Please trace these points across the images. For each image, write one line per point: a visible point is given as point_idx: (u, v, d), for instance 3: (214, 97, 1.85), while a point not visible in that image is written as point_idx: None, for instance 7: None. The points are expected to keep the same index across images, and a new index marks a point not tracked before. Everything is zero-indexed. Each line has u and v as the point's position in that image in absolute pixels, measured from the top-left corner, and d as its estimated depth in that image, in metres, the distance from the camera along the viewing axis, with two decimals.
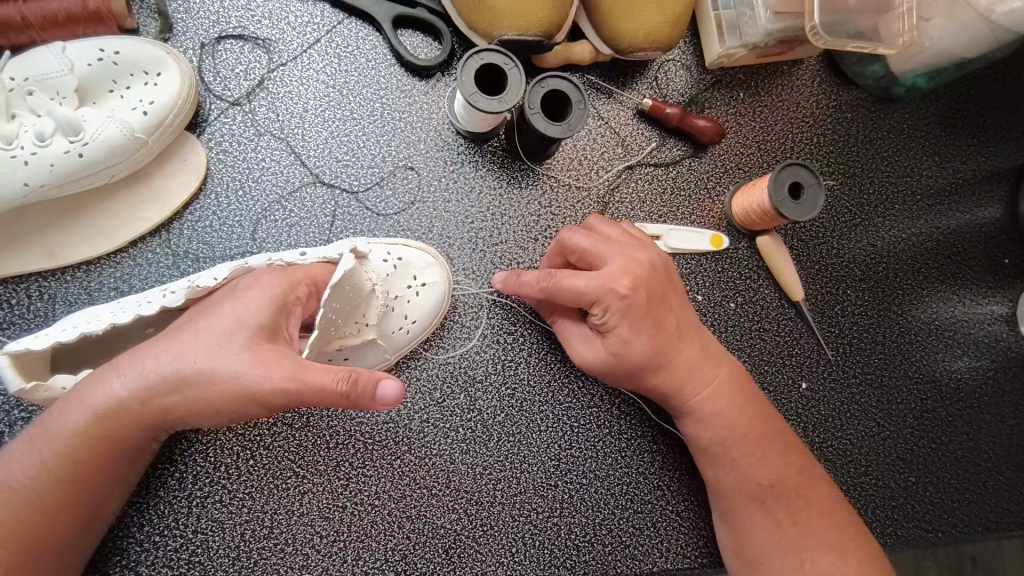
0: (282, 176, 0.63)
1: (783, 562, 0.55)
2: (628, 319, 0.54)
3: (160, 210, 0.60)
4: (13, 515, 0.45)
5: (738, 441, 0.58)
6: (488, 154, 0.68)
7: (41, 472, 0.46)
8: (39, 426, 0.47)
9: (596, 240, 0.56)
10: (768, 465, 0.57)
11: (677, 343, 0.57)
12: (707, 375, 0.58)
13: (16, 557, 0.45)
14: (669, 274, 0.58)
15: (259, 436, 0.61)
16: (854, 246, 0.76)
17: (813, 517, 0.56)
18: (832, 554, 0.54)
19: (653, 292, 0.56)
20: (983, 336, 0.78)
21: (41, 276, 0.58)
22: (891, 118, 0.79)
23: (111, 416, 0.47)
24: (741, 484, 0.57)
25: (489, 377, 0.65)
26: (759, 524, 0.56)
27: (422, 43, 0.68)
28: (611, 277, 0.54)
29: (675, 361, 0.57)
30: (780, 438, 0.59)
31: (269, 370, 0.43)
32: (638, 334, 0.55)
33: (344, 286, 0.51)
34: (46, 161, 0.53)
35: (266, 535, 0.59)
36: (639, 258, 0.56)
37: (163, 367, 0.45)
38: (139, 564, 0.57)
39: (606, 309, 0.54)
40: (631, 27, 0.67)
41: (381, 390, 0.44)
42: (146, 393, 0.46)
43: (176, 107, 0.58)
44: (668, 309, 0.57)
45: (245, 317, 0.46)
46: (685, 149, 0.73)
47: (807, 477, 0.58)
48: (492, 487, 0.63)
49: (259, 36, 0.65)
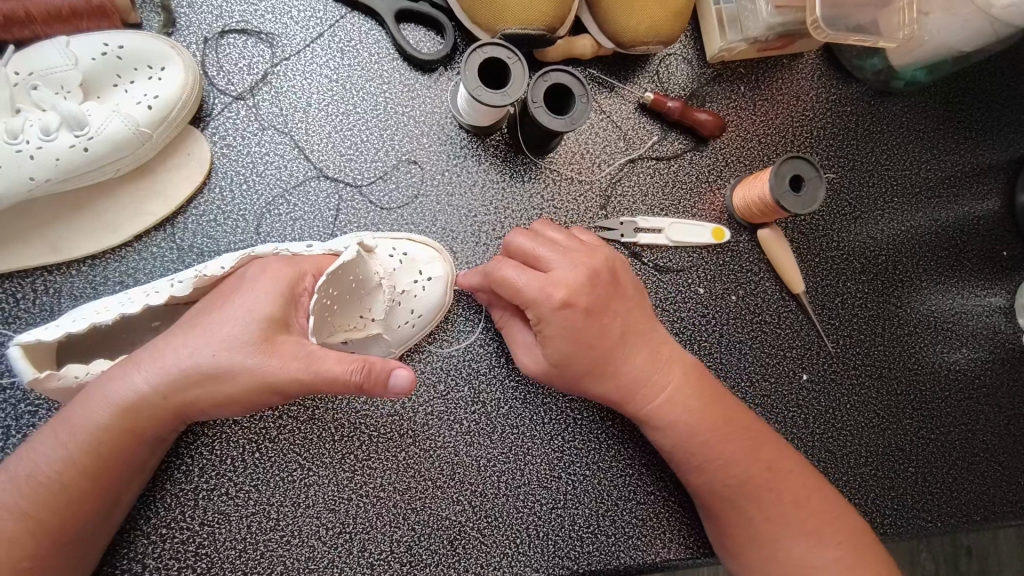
0: (286, 170, 0.64)
1: (757, 553, 0.55)
2: (566, 327, 0.55)
3: (164, 205, 0.60)
4: (38, 503, 0.45)
5: (701, 446, 0.57)
6: (491, 148, 0.69)
7: (64, 464, 0.46)
8: (62, 419, 0.47)
9: (538, 247, 0.58)
10: (734, 466, 0.57)
11: (623, 348, 0.57)
12: (659, 381, 0.58)
13: (43, 543, 0.45)
14: (616, 279, 0.59)
15: (265, 428, 0.61)
16: (853, 239, 0.77)
17: (794, 508, 0.56)
18: (810, 541, 0.54)
19: (594, 299, 0.56)
20: (981, 327, 0.78)
21: (46, 271, 0.58)
22: (891, 111, 0.79)
23: (135, 411, 0.47)
24: (712, 484, 0.57)
25: (493, 370, 0.65)
26: (736, 518, 0.57)
27: (425, 37, 0.68)
28: (549, 285, 0.55)
29: (622, 369, 0.57)
30: (751, 436, 0.58)
31: (284, 360, 0.45)
32: (576, 342, 0.55)
33: (346, 275, 0.52)
34: (51, 155, 0.53)
35: (273, 527, 0.59)
36: (581, 264, 0.57)
37: (185, 361, 0.46)
38: (146, 557, 0.57)
39: (542, 316, 0.55)
40: (632, 21, 0.67)
41: (393, 379, 0.46)
42: (171, 387, 0.46)
43: (182, 103, 0.58)
44: (613, 316, 0.57)
45: (256, 309, 0.47)
46: (686, 143, 0.74)
47: (782, 471, 0.57)
48: (496, 479, 0.63)
49: (262, 30, 0.65)
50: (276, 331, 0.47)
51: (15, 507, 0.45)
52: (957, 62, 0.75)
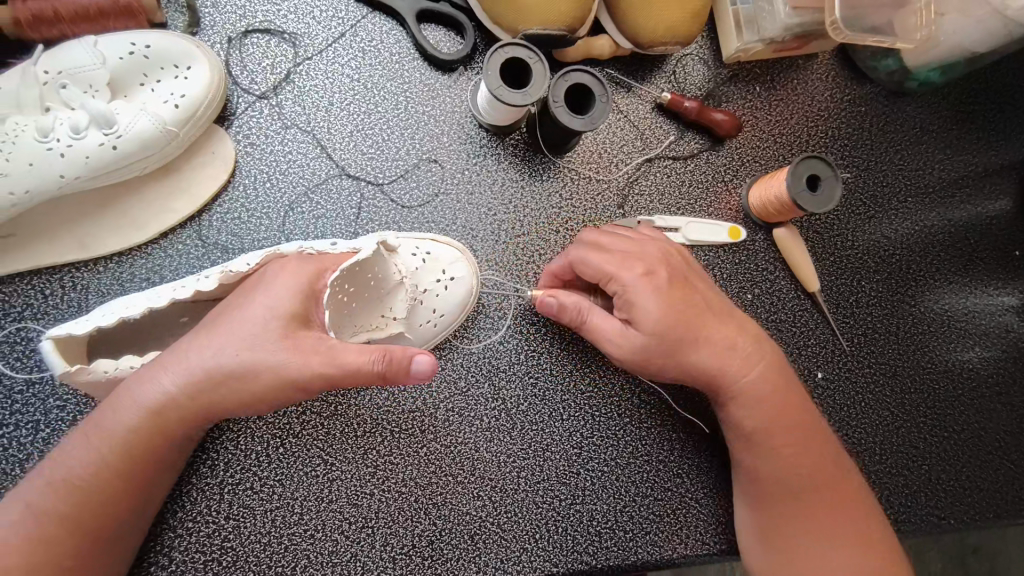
0: (308, 169, 0.64)
1: (805, 548, 0.56)
2: (657, 298, 0.55)
3: (189, 203, 0.60)
4: (74, 505, 0.46)
5: (779, 425, 0.58)
6: (510, 147, 0.69)
7: (98, 466, 0.47)
8: (95, 422, 0.47)
9: (612, 237, 0.59)
10: (805, 450, 0.58)
11: (713, 322, 0.58)
12: (747, 357, 0.58)
13: (82, 543, 0.47)
14: (686, 264, 0.61)
15: (288, 424, 0.62)
16: (867, 238, 0.77)
17: (836, 510, 0.57)
18: (857, 545, 0.56)
19: (679, 278, 0.58)
20: (994, 326, 0.79)
21: (73, 267, 0.58)
22: (904, 111, 0.80)
23: (163, 412, 0.47)
24: (776, 469, 0.58)
25: (512, 367, 0.66)
26: (782, 509, 0.58)
27: (445, 37, 0.69)
28: (637, 262, 0.57)
29: (711, 344, 0.57)
30: (814, 424, 0.60)
31: (305, 357, 0.46)
32: (668, 313, 0.55)
33: (365, 275, 0.52)
34: (81, 153, 0.54)
35: (297, 521, 0.60)
36: (658, 250, 0.59)
37: (211, 361, 0.46)
38: (173, 550, 0.58)
39: (630, 287, 0.55)
40: (651, 22, 0.68)
41: (414, 366, 0.48)
42: (198, 388, 0.47)
43: (206, 100, 0.59)
44: (696, 293, 0.58)
45: (277, 306, 0.47)
46: (702, 143, 0.74)
47: (840, 466, 0.59)
48: (516, 475, 0.64)
49: (285, 30, 0.66)
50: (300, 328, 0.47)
51: (54, 509, 0.46)
52: (971, 63, 0.75)
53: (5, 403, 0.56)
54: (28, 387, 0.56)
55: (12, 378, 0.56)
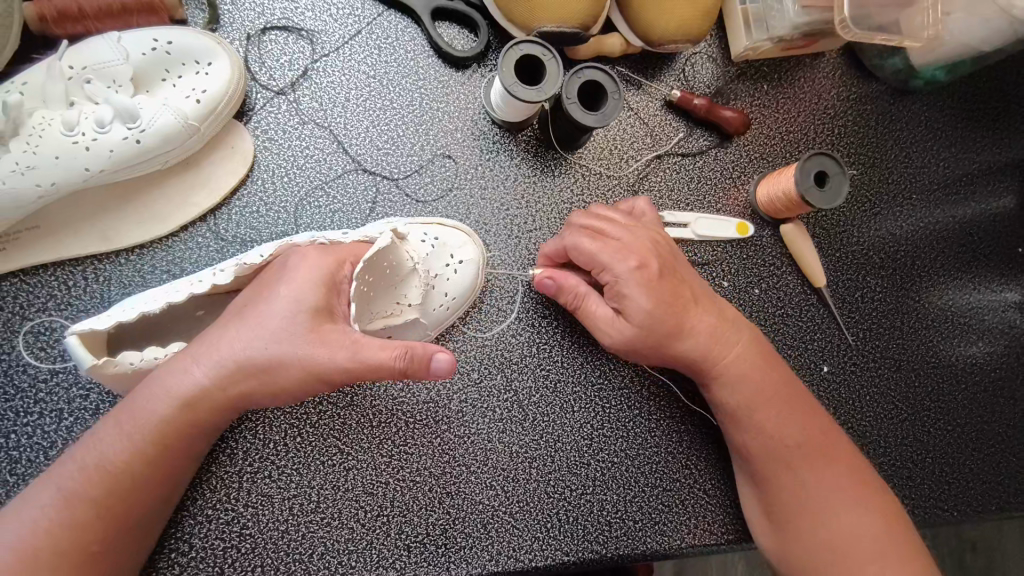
0: (325, 164, 0.65)
1: (806, 518, 0.57)
2: (645, 286, 0.57)
3: (209, 195, 0.61)
4: (105, 490, 0.47)
5: (765, 402, 0.60)
6: (522, 144, 0.70)
7: (129, 453, 0.48)
8: (125, 410, 0.48)
9: (601, 223, 0.60)
10: (795, 425, 0.60)
11: (696, 308, 0.60)
12: (730, 339, 0.61)
13: (111, 528, 0.48)
14: (672, 250, 0.62)
15: (305, 414, 0.63)
16: (872, 234, 0.78)
17: (838, 478, 0.58)
18: (858, 511, 0.57)
19: (665, 264, 0.59)
20: (997, 322, 0.80)
21: (97, 259, 0.59)
22: (909, 109, 0.81)
23: (193, 401, 0.48)
24: (768, 445, 0.59)
25: (524, 359, 0.67)
26: (785, 483, 0.58)
27: (459, 35, 0.70)
28: (625, 249, 0.58)
29: (696, 328, 0.59)
30: (803, 399, 0.62)
31: (331, 351, 0.47)
32: (657, 301, 0.57)
33: (381, 261, 0.54)
34: (106, 147, 0.55)
35: (313, 509, 0.61)
36: (645, 236, 0.60)
37: (241, 350, 0.48)
38: (193, 537, 0.59)
39: (621, 278, 0.57)
40: (662, 19, 0.69)
41: (434, 362, 0.48)
42: (227, 378, 0.48)
43: (226, 94, 0.60)
44: (681, 280, 0.60)
45: (302, 300, 0.48)
46: (711, 139, 0.75)
47: (832, 438, 0.61)
48: (527, 465, 0.65)
49: (303, 27, 0.67)
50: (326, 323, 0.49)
51: (86, 494, 0.47)
52: (976, 62, 0.76)
53: (29, 392, 0.57)
54: (52, 376, 0.58)
55: (37, 367, 0.57)
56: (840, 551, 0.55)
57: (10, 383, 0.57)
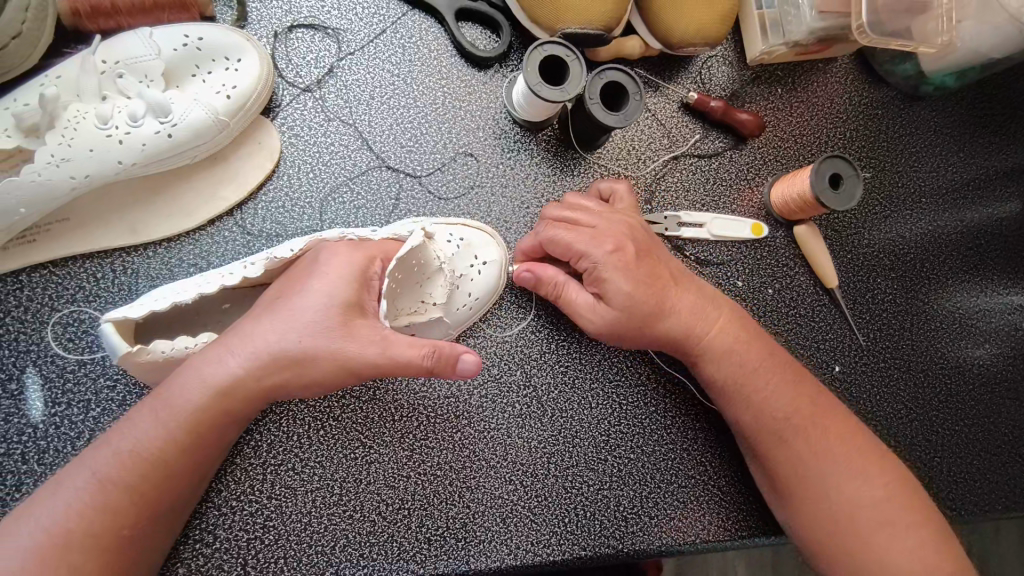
0: (350, 160, 0.66)
1: (808, 494, 0.57)
2: (623, 269, 0.59)
3: (236, 190, 0.62)
4: (140, 477, 0.48)
5: (750, 374, 0.61)
6: (542, 143, 0.71)
7: (164, 441, 0.48)
8: (162, 399, 0.49)
9: (576, 211, 0.62)
10: (783, 397, 0.60)
11: (673, 288, 0.61)
12: (709, 315, 0.62)
13: (142, 514, 0.48)
14: (650, 235, 0.64)
15: (329, 408, 0.64)
16: (883, 237, 0.80)
17: (836, 448, 0.58)
18: (860, 481, 0.57)
19: (641, 247, 0.61)
20: (1004, 324, 0.81)
21: (125, 252, 0.60)
22: (919, 114, 0.82)
23: (228, 393, 0.49)
24: (760, 420, 0.60)
25: (543, 356, 0.68)
26: (785, 458, 0.59)
27: (481, 36, 0.71)
28: (598, 235, 0.60)
29: (676, 306, 0.61)
30: (791, 370, 0.62)
31: (363, 344, 0.48)
32: (636, 283, 0.59)
33: (410, 259, 0.54)
34: (138, 141, 0.56)
35: (336, 502, 0.62)
36: (621, 220, 0.62)
37: (275, 340, 0.49)
38: (217, 528, 0.59)
39: (599, 263, 0.59)
40: (682, 23, 0.70)
41: (461, 363, 0.49)
42: (262, 370, 0.49)
43: (255, 91, 0.60)
44: (658, 263, 0.62)
45: (334, 295, 0.49)
46: (726, 141, 0.77)
47: (825, 407, 0.61)
48: (546, 460, 0.66)
49: (329, 26, 0.68)
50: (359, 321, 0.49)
51: (121, 479, 0.47)
52: (985, 70, 0.77)
53: (58, 382, 0.57)
54: (81, 366, 0.58)
55: (65, 358, 0.58)
56: (843, 520, 0.56)
57: (40, 373, 0.57)
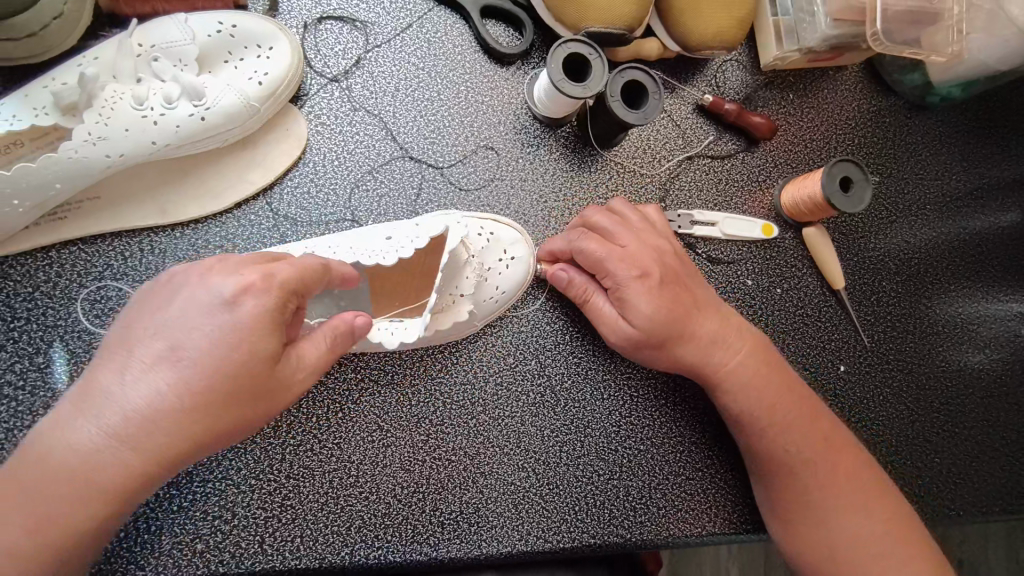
0: (374, 150, 0.68)
1: (813, 523, 0.59)
2: (647, 293, 0.60)
3: (264, 174, 0.64)
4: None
5: (766, 406, 0.61)
6: (561, 139, 0.73)
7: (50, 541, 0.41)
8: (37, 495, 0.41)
9: (608, 229, 0.63)
10: (796, 431, 0.61)
11: (698, 314, 0.62)
12: (729, 344, 0.62)
13: None
14: (679, 259, 0.65)
15: (349, 393, 0.65)
16: (888, 242, 0.82)
17: (842, 481, 0.60)
18: (863, 514, 0.58)
19: (667, 270, 0.62)
20: (1004, 331, 0.83)
21: (152, 231, 0.61)
22: (924, 123, 0.84)
23: (97, 464, 0.41)
24: (771, 451, 0.61)
25: (558, 346, 0.70)
26: (792, 488, 0.60)
27: (505, 33, 0.73)
28: (626, 256, 0.61)
29: (698, 332, 0.61)
30: (806, 402, 0.63)
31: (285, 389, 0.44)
32: (659, 306, 0.60)
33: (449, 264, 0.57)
34: (172, 122, 0.57)
35: (352, 483, 0.63)
36: (650, 243, 0.63)
37: (131, 401, 0.41)
38: (235, 505, 0.61)
39: (622, 283, 0.60)
40: (700, 26, 0.72)
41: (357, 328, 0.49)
42: (133, 435, 0.41)
43: (286, 78, 0.62)
44: (684, 287, 0.62)
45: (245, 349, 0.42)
46: (739, 144, 0.79)
47: (835, 440, 0.62)
48: (558, 449, 0.67)
49: (357, 18, 0.69)
50: (250, 360, 0.42)
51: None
52: (990, 82, 0.80)
53: (84, 355, 0.59)
54: None
55: (91, 333, 0.59)
56: (845, 551, 0.57)
57: (65, 347, 0.58)
